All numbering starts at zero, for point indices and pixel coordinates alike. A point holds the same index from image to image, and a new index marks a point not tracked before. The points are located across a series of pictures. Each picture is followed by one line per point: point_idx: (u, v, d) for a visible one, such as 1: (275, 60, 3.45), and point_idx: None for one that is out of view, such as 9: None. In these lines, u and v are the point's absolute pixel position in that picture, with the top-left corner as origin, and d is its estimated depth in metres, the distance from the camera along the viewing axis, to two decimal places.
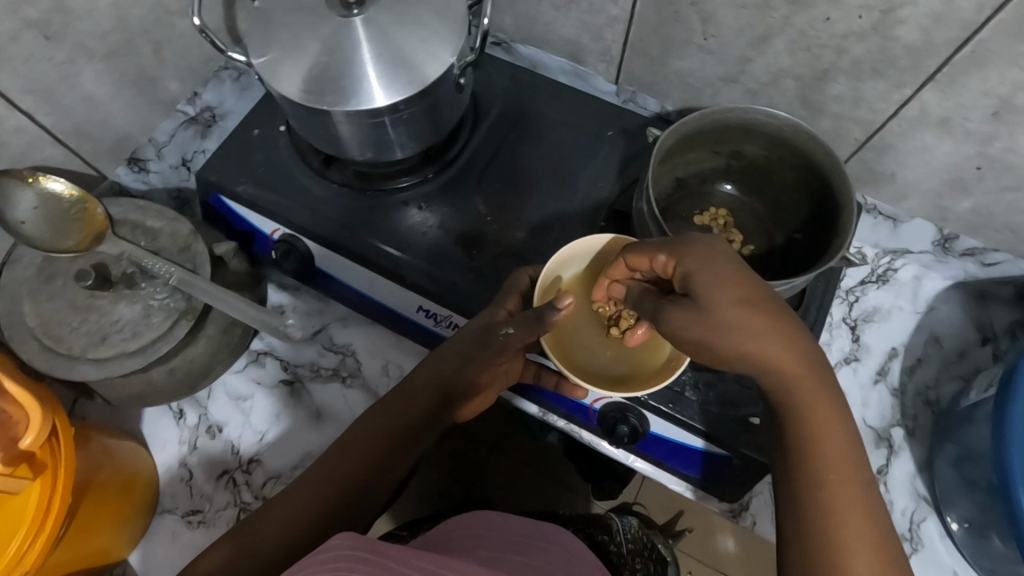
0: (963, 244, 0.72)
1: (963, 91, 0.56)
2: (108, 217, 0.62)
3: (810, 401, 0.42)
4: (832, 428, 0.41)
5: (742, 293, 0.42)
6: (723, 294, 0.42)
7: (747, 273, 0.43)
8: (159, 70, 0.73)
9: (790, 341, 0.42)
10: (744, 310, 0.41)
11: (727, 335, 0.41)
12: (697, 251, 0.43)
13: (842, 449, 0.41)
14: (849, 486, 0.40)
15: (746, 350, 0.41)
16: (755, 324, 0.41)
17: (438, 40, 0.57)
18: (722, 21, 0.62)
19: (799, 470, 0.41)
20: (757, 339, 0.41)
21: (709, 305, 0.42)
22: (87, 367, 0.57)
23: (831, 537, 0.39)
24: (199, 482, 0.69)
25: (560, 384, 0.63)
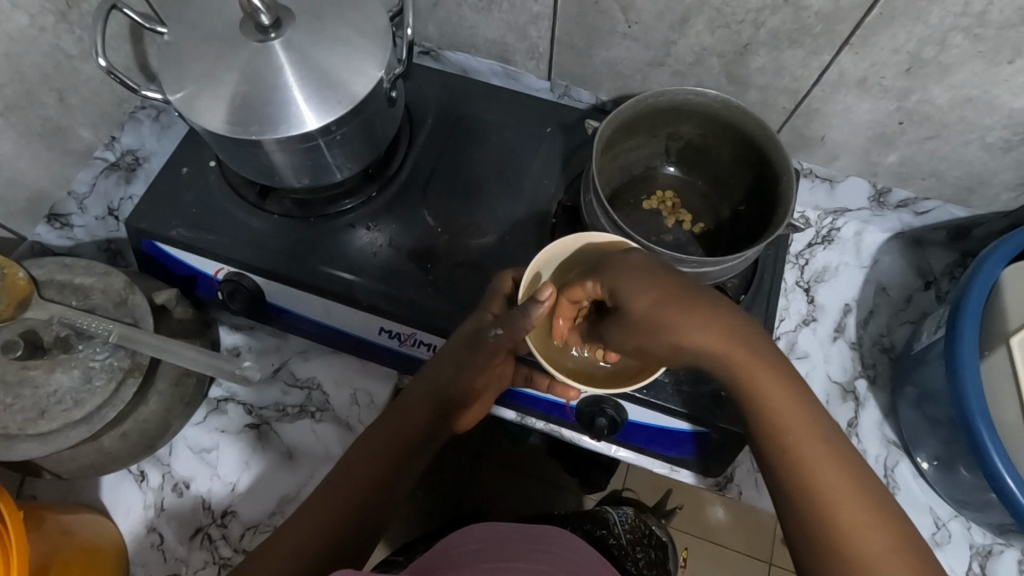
0: (897, 196, 0.75)
1: (875, 51, 0.59)
2: (31, 280, 0.58)
3: (759, 377, 0.44)
4: (784, 392, 0.44)
5: (660, 296, 0.45)
6: (646, 305, 0.45)
7: (663, 277, 0.46)
8: (68, 118, 0.69)
9: (723, 326, 0.44)
10: (668, 310, 0.44)
11: (662, 336, 0.45)
12: (617, 267, 0.47)
13: (810, 423, 0.44)
14: (825, 456, 0.43)
15: (686, 346, 0.44)
16: (694, 322, 0.44)
17: (362, 56, 0.55)
18: (642, 8, 0.63)
19: (782, 460, 0.43)
20: (690, 332, 0.44)
21: (638, 317, 0.45)
22: (29, 445, 0.52)
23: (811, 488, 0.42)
24: (171, 545, 0.65)
25: (553, 385, 0.62)
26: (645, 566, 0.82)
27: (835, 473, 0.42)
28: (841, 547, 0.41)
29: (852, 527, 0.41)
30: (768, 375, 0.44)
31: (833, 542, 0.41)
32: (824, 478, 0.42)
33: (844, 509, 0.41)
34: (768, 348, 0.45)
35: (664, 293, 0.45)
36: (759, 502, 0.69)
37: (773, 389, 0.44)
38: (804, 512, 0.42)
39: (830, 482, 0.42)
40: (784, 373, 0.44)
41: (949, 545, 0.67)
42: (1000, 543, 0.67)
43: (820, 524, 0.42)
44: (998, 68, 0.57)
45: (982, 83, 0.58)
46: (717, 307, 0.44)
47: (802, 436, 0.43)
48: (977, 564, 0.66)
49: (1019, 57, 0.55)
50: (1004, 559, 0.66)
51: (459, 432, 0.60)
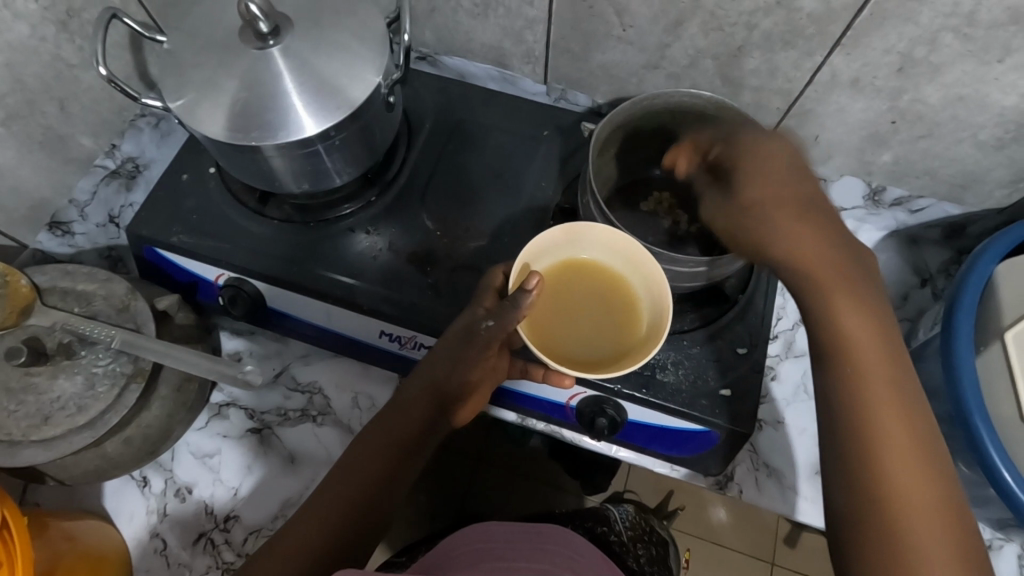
0: (892, 194, 0.76)
1: (867, 51, 0.60)
2: (33, 287, 0.58)
3: (841, 308, 0.46)
4: (869, 330, 0.46)
5: (790, 198, 0.48)
6: (760, 189, 0.49)
7: (801, 176, 0.49)
8: (69, 127, 0.70)
9: (826, 248, 0.47)
10: (789, 212, 0.48)
11: (756, 226, 0.48)
12: (755, 142, 0.51)
13: (884, 363, 0.45)
14: (894, 405, 0.44)
15: (774, 247, 0.48)
16: (798, 230, 0.47)
17: (360, 62, 0.56)
18: (636, 12, 0.63)
19: (849, 389, 0.44)
20: (789, 236, 0.47)
21: (746, 199, 0.49)
22: (33, 450, 0.53)
23: (867, 419, 0.43)
24: (174, 550, 0.65)
25: (548, 375, 0.59)
26: (647, 563, 0.80)
27: (899, 424, 0.43)
28: (880, 477, 0.42)
29: (899, 463, 0.42)
30: (858, 314, 0.46)
31: (873, 472, 0.42)
32: (885, 418, 0.43)
33: (898, 458, 0.42)
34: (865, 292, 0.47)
35: (799, 197, 0.48)
36: (759, 500, 0.69)
37: (859, 326, 0.46)
38: (859, 442, 0.43)
39: (891, 432, 0.43)
40: (875, 320, 0.46)
41: None
42: (1000, 539, 0.67)
43: (867, 456, 0.43)
44: (988, 67, 0.57)
45: (973, 81, 0.59)
46: (823, 227, 0.48)
47: (875, 378, 0.44)
48: None
49: (1008, 56, 0.56)
50: (1004, 554, 0.67)
51: (459, 425, 0.60)
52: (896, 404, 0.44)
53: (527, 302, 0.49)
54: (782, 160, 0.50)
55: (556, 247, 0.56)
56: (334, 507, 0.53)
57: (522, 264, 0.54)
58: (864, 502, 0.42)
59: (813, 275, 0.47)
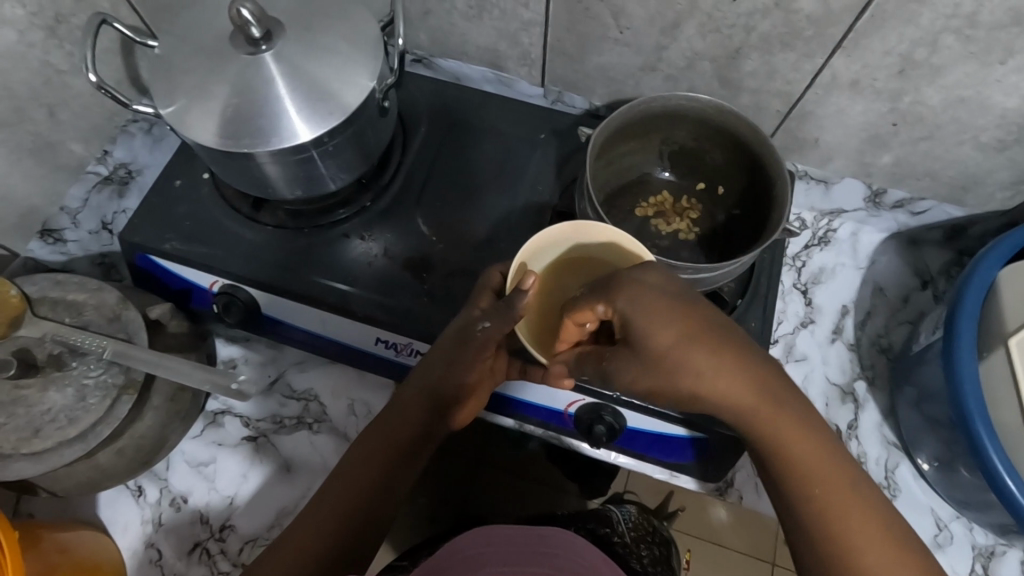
0: (893, 197, 0.74)
1: (867, 53, 0.59)
2: (24, 297, 0.58)
3: (763, 410, 0.46)
4: (798, 421, 0.46)
5: (687, 330, 0.45)
6: (659, 337, 0.45)
7: (680, 304, 0.45)
8: (59, 134, 0.69)
9: (736, 371, 0.45)
10: (692, 352, 0.45)
11: (682, 382, 0.45)
12: (629, 284, 0.46)
13: (818, 443, 0.46)
14: (843, 499, 0.45)
15: (699, 392, 0.45)
16: (708, 369, 0.45)
17: (353, 66, 0.55)
18: (633, 14, 0.63)
19: (791, 477, 0.46)
20: (705, 379, 0.45)
21: (648, 350, 0.45)
22: (23, 463, 0.52)
23: (813, 498, 0.45)
24: (169, 559, 0.64)
25: (549, 379, 0.57)
26: (650, 563, 0.80)
27: (855, 516, 0.44)
28: (840, 548, 0.44)
29: (854, 536, 0.44)
30: (787, 420, 0.46)
31: (836, 544, 0.44)
32: (830, 497, 0.45)
33: (861, 550, 0.44)
34: (787, 390, 0.46)
35: (694, 326, 0.45)
36: (760, 506, 0.68)
37: (791, 433, 0.46)
38: (812, 520, 0.45)
39: (849, 526, 0.44)
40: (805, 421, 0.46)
41: (952, 546, 0.66)
42: (1002, 544, 0.67)
43: (824, 531, 0.45)
44: (990, 68, 0.57)
45: (974, 83, 0.58)
46: (732, 351, 0.45)
47: (810, 460, 0.46)
48: (981, 565, 0.66)
49: (1010, 57, 0.55)
50: (1007, 560, 0.66)
51: (459, 428, 0.59)
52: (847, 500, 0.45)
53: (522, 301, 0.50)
54: (655, 293, 0.46)
55: (558, 244, 0.56)
56: (331, 511, 0.52)
57: (519, 264, 0.54)
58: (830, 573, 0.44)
59: (737, 400, 0.45)
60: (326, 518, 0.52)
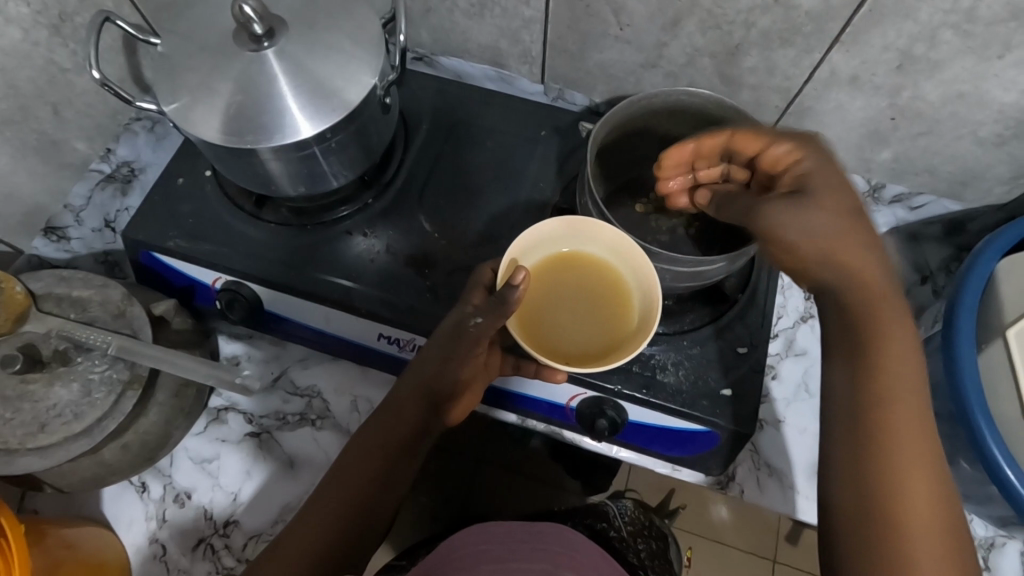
0: (891, 191, 0.76)
1: (867, 48, 0.59)
2: (28, 294, 0.57)
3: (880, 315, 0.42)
4: (905, 346, 0.42)
5: (843, 203, 0.43)
6: (828, 198, 0.43)
7: (843, 188, 0.44)
8: (63, 132, 0.69)
9: (869, 259, 0.42)
10: (838, 216, 0.42)
11: (824, 240, 0.42)
12: (818, 151, 0.46)
13: (910, 379, 0.42)
14: (913, 439, 0.41)
15: (833, 257, 0.42)
16: (852, 240, 0.42)
17: (356, 64, 0.56)
18: (633, 11, 0.63)
19: (867, 397, 0.42)
20: (843, 248, 0.42)
21: (819, 204, 0.43)
22: (29, 458, 0.52)
23: (881, 426, 0.41)
24: (174, 555, 0.65)
25: (541, 371, 0.59)
26: (648, 557, 0.80)
27: (918, 462, 0.41)
28: (886, 485, 0.40)
29: (904, 479, 0.40)
30: (896, 338, 0.42)
31: (883, 480, 0.41)
32: (899, 429, 0.41)
33: (907, 495, 0.40)
34: (902, 307, 0.43)
35: (849, 205, 0.43)
36: (761, 500, 0.68)
37: (900, 343, 0.42)
38: (861, 451, 0.41)
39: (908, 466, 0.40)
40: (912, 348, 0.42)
41: None
42: (1002, 536, 0.67)
43: (874, 462, 0.41)
44: (988, 63, 0.57)
45: (972, 78, 0.59)
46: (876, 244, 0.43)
47: (895, 395, 0.41)
48: (981, 557, 0.66)
49: (1008, 52, 0.55)
50: (1007, 552, 0.66)
51: (453, 424, 0.59)
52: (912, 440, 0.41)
53: (514, 297, 0.49)
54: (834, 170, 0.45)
55: (546, 239, 0.56)
56: (331, 512, 0.53)
57: (511, 259, 0.54)
58: (867, 509, 0.41)
59: (864, 287, 0.42)
60: (326, 517, 0.52)
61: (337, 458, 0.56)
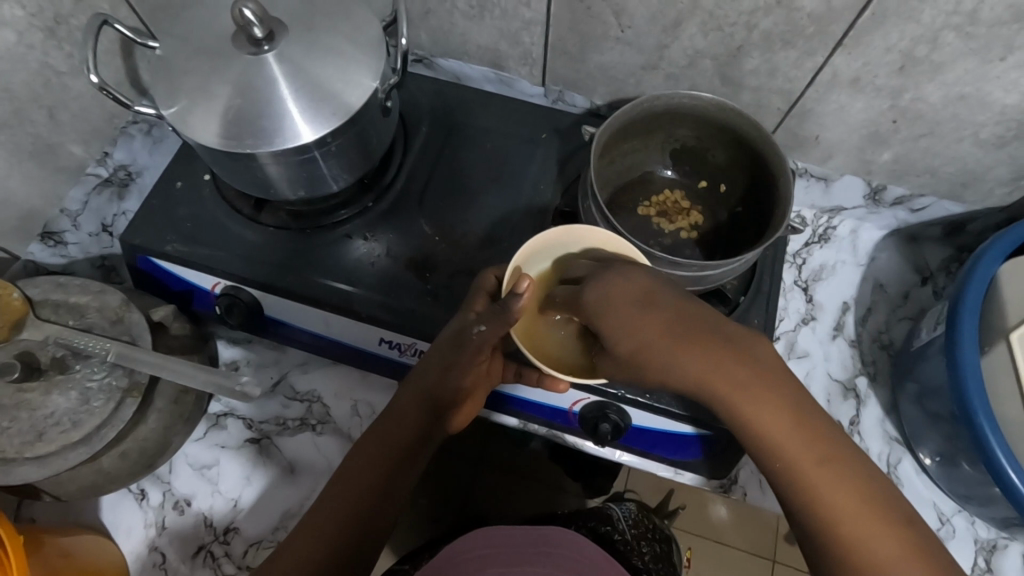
0: (892, 194, 0.75)
1: (868, 50, 0.59)
2: (26, 300, 0.57)
3: (729, 396, 0.43)
4: (771, 406, 0.43)
5: (646, 319, 0.45)
6: (617, 330, 0.46)
7: (642, 301, 0.46)
8: (59, 135, 0.68)
9: (694, 358, 0.44)
10: (634, 347, 0.45)
11: (645, 372, 0.45)
12: (595, 287, 0.48)
13: (796, 433, 0.43)
14: (837, 495, 0.42)
15: (666, 381, 0.45)
16: (657, 353, 0.44)
17: (356, 67, 0.55)
18: (634, 12, 0.63)
19: (777, 469, 0.44)
20: (663, 362, 0.44)
21: (614, 342, 0.46)
22: (27, 468, 0.52)
23: (805, 495, 0.43)
24: (174, 563, 0.64)
25: (542, 379, 0.59)
26: (650, 560, 0.80)
27: (848, 505, 0.42)
28: (848, 557, 0.41)
29: (857, 548, 0.41)
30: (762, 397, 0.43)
31: (844, 553, 0.41)
32: (824, 495, 0.42)
33: (874, 557, 0.40)
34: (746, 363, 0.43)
35: (660, 317, 0.45)
36: (763, 502, 0.68)
37: (764, 417, 0.43)
38: (819, 533, 0.42)
39: (849, 512, 0.42)
40: (780, 394, 0.43)
41: (955, 540, 0.67)
42: (1004, 537, 0.67)
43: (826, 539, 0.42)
44: (990, 65, 0.57)
45: (974, 80, 0.59)
46: (676, 332, 0.44)
47: (798, 458, 0.43)
48: (982, 559, 0.66)
49: (1010, 54, 0.55)
50: (1009, 554, 0.67)
51: (453, 433, 0.59)
52: (840, 483, 0.42)
53: (517, 305, 0.49)
54: (627, 287, 0.47)
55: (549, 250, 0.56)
56: (336, 515, 0.52)
57: (515, 267, 0.54)
58: None
59: (704, 385, 0.44)
60: (330, 521, 0.52)
61: (345, 459, 0.56)
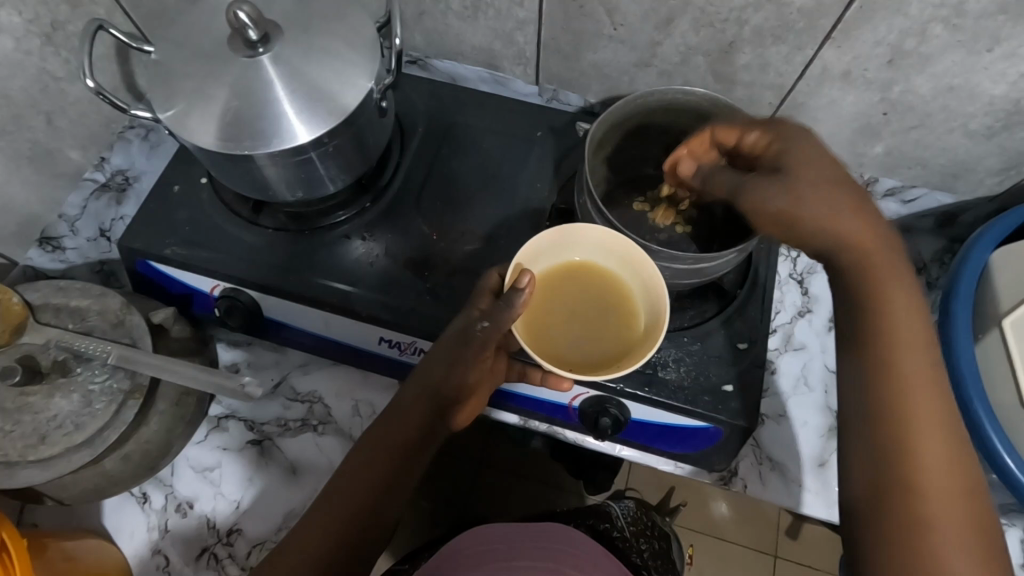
0: (884, 185, 0.76)
1: (858, 44, 0.60)
2: (26, 305, 0.57)
3: (880, 279, 0.44)
4: (907, 307, 0.44)
5: (834, 177, 0.45)
6: (812, 173, 0.45)
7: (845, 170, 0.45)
8: (56, 141, 0.69)
9: (858, 216, 0.44)
10: (829, 186, 0.44)
11: (806, 198, 0.44)
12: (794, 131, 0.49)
13: (916, 341, 0.43)
14: (932, 412, 0.42)
15: (823, 218, 0.44)
16: (824, 196, 0.44)
17: (351, 68, 0.56)
18: (626, 10, 0.63)
19: (874, 366, 0.43)
20: (821, 199, 0.44)
21: (793, 179, 0.45)
22: (30, 471, 0.52)
23: (895, 401, 0.42)
24: (177, 566, 0.64)
25: (547, 378, 0.59)
26: (651, 556, 0.80)
27: (932, 426, 0.42)
28: (906, 468, 0.41)
29: (925, 462, 0.41)
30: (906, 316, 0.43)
31: (901, 468, 0.41)
32: (916, 406, 0.42)
33: (929, 475, 0.41)
34: (898, 260, 0.45)
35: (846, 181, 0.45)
36: (764, 494, 0.69)
37: (898, 313, 0.44)
38: (883, 438, 0.42)
39: (924, 437, 0.41)
40: (916, 317, 0.44)
41: None
42: (1002, 524, 0.67)
43: (892, 448, 0.42)
44: (977, 56, 0.58)
45: (962, 71, 0.60)
46: (859, 195, 0.45)
47: (909, 368, 0.43)
48: None
49: (997, 45, 0.56)
50: (1007, 540, 0.67)
51: (458, 429, 0.59)
52: (935, 432, 0.41)
53: (520, 301, 0.49)
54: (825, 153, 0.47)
55: (551, 250, 0.56)
56: (338, 515, 0.53)
57: (519, 263, 0.54)
58: (888, 494, 0.41)
59: (856, 244, 0.44)
60: (332, 519, 0.52)
61: (349, 453, 0.56)
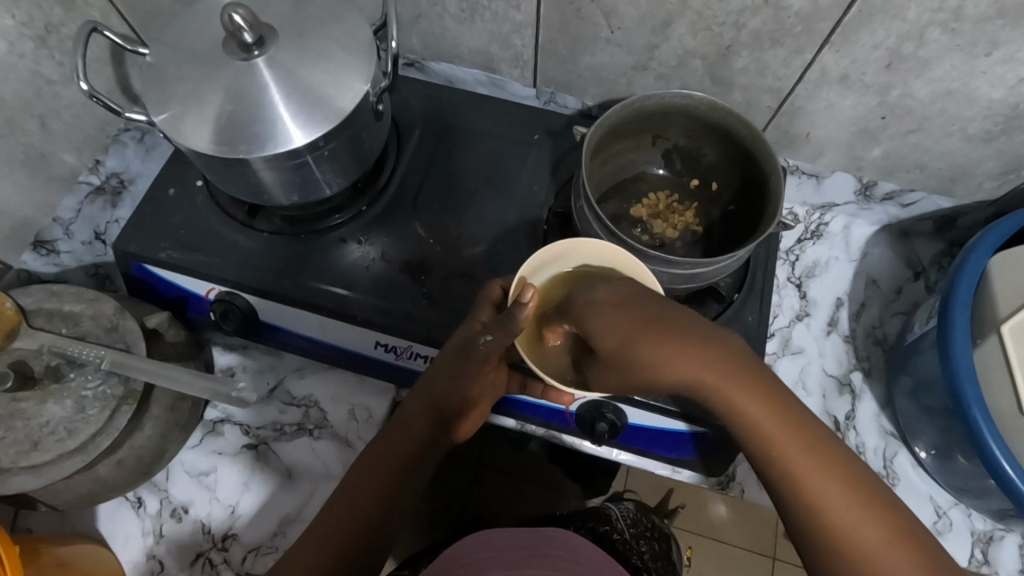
0: (883, 189, 0.75)
1: (856, 48, 0.60)
2: (19, 309, 0.58)
3: (721, 396, 0.43)
4: (764, 403, 0.43)
5: (625, 316, 0.44)
6: (607, 322, 0.45)
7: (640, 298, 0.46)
8: (50, 144, 0.68)
9: (681, 351, 0.42)
10: (631, 331, 0.44)
11: (624, 356, 0.44)
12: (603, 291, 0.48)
13: (784, 433, 0.43)
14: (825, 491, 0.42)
15: (639, 367, 0.43)
16: (645, 342, 0.43)
17: (347, 70, 0.55)
18: (623, 13, 0.63)
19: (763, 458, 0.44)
20: (632, 345, 0.43)
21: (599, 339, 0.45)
22: (23, 477, 0.52)
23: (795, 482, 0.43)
24: (172, 571, 0.64)
25: (547, 391, 0.61)
26: (651, 558, 0.80)
27: (843, 499, 0.42)
28: (848, 543, 0.42)
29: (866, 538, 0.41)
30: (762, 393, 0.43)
31: (844, 545, 0.42)
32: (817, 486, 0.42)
33: (875, 547, 0.41)
34: (740, 367, 0.43)
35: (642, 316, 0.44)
36: (762, 499, 0.69)
37: (756, 413, 0.43)
38: (815, 520, 0.43)
39: (847, 514, 0.42)
40: (779, 407, 0.43)
41: (952, 533, 0.67)
42: (1000, 529, 0.67)
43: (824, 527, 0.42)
44: (976, 60, 0.57)
45: (961, 76, 0.59)
46: (670, 326, 0.43)
47: (794, 452, 0.43)
48: (980, 550, 0.67)
49: (995, 49, 0.56)
50: (1006, 545, 0.67)
51: (459, 442, 0.58)
52: (826, 467, 0.43)
53: (522, 315, 0.49)
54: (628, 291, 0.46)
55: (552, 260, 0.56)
56: (337, 527, 0.51)
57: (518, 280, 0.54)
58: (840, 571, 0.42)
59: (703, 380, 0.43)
60: (331, 532, 0.51)
61: (349, 466, 0.56)
